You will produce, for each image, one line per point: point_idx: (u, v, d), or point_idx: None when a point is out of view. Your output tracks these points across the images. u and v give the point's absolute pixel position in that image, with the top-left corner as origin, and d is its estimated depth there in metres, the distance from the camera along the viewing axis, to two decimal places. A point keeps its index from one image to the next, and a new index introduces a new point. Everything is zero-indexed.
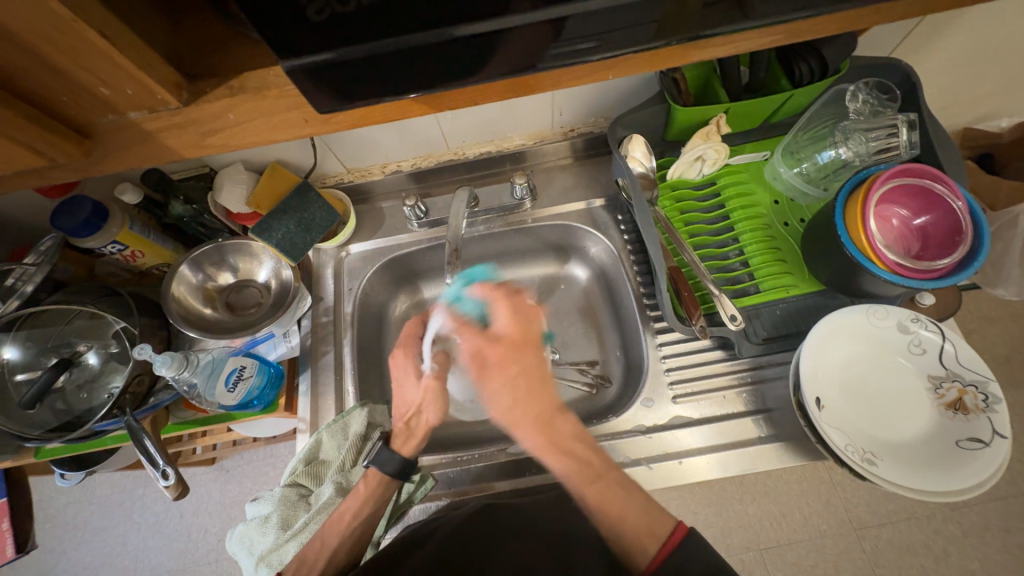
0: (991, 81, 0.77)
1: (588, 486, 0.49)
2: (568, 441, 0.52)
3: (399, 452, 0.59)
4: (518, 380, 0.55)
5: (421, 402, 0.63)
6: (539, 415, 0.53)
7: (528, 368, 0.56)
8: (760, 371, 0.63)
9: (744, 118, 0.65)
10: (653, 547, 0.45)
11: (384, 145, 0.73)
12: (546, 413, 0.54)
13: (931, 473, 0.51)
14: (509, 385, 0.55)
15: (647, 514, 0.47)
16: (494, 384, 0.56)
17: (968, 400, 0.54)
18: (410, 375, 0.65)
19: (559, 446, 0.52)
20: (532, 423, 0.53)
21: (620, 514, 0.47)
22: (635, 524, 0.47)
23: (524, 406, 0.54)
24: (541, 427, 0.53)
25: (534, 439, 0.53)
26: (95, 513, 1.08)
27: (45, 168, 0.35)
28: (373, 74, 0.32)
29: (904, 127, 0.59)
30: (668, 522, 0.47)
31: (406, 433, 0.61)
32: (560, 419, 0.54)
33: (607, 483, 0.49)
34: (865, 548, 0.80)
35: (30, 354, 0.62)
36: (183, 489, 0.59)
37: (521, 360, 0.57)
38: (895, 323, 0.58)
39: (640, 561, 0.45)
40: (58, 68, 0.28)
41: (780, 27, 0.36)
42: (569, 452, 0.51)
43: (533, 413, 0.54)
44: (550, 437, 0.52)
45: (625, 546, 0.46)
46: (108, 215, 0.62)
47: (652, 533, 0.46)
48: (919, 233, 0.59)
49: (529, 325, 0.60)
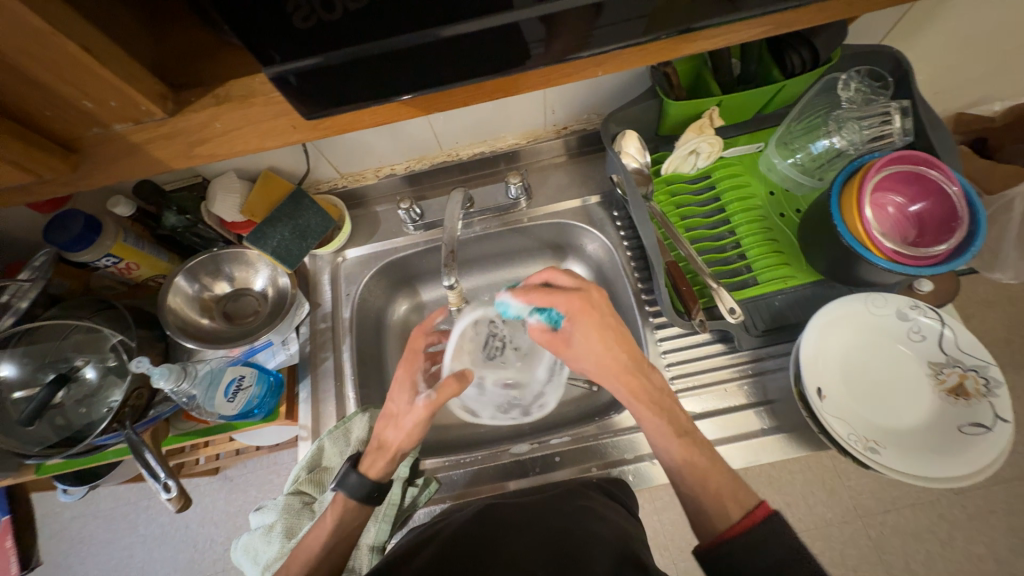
0: (983, 66, 0.77)
1: (678, 441, 0.49)
2: (659, 394, 0.53)
3: (366, 476, 0.55)
4: (607, 325, 0.54)
5: (397, 424, 0.55)
6: (633, 360, 0.54)
7: (612, 319, 0.55)
8: (761, 363, 0.63)
9: (738, 110, 0.64)
10: (738, 513, 0.44)
11: (377, 149, 0.73)
12: (638, 360, 0.54)
13: (933, 459, 0.51)
14: (598, 333, 0.54)
15: (734, 484, 0.47)
16: (581, 336, 0.54)
17: (969, 385, 0.54)
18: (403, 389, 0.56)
19: (650, 397, 0.52)
20: (624, 372, 0.53)
21: (705, 472, 0.47)
22: (718, 488, 0.46)
23: (618, 356, 0.53)
24: (633, 374, 0.53)
25: (624, 386, 0.53)
26: (100, 527, 1.08)
27: (32, 184, 0.34)
28: (362, 78, 0.32)
29: (896, 114, 0.60)
30: (752, 498, 0.45)
31: (376, 454, 0.56)
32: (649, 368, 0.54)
33: (695, 441, 0.50)
34: (871, 535, 0.80)
35: (27, 370, 0.62)
36: (185, 501, 0.59)
37: (599, 310, 0.55)
38: (894, 311, 0.58)
39: (719, 525, 0.45)
40: (40, 83, 0.28)
41: (769, 18, 0.36)
42: (657, 403, 0.52)
43: (622, 362, 0.53)
44: (641, 386, 0.53)
45: (704, 509, 0.46)
46: (101, 228, 0.62)
47: (738, 501, 0.45)
48: (914, 220, 0.59)
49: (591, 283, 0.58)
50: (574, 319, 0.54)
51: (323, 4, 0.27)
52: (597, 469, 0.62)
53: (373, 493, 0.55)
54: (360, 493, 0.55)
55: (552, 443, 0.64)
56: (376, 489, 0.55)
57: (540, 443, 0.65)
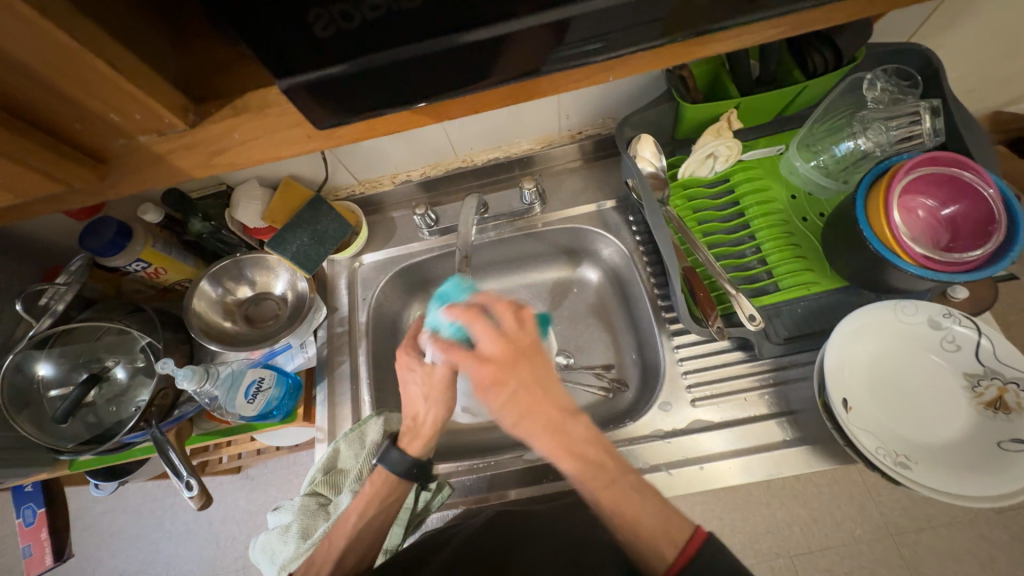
0: (1022, 62, 0.73)
1: (603, 493, 0.46)
2: (583, 444, 0.47)
3: (407, 453, 0.58)
4: (518, 394, 0.48)
5: (427, 397, 0.58)
6: (547, 421, 0.47)
7: (528, 381, 0.48)
8: (782, 371, 0.61)
9: (758, 112, 0.63)
10: (673, 551, 0.43)
11: (393, 156, 0.74)
12: (555, 416, 0.48)
13: (969, 477, 0.48)
14: (511, 400, 0.48)
15: (664, 514, 0.45)
16: (494, 405, 0.49)
17: (1009, 398, 0.51)
18: (414, 370, 0.59)
19: (572, 450, 0.47)
20: (540, 433, 0.47)
21: (636, 519, 0.45)
22: (650, 530, 0.44)
23: (534, 417, 0.47)
24: (553, 432, 0.47)
25: (546, 448, 0.47)
26: (128, 522, 1.12)
27: (63, 193, 0.36)
28: (380, 86, 0.32)
29: (926, 114, 0.57)
30: (686, 526, 0.44)
31: (412, 433, 0.59)
32: (572, 420, 0.48)
33: (622, 488, 0.46)
34: (904, 554, 0.76)
35: (63, 370, 0.65)
36: (206, 499, 0.61)
37: (517, 376, 0.48)
38: (926, 319, 0.55)
39: (658, 569, 0.43)
40: (69, 97, 0.30)
41: (786, 18, 0.35)
42: (580, 457, 0.47)
43: (539, 420, 0.47)
44: (563, 442, 0.47)
45: (641, 552, 0.44)
46: (132, 234, 0.65)
47: (671, 538, 0.44)
48: (948, 224, 0.56)
49: (519, 334, 0.50)
50: (484, 388, 0.49)
51: (342, 14, 0.27)
52: None
53: (412, 468, 0.57)
54: (400, 467, 0.57)
55: None
56: (415, 465, 0.57)
57: None
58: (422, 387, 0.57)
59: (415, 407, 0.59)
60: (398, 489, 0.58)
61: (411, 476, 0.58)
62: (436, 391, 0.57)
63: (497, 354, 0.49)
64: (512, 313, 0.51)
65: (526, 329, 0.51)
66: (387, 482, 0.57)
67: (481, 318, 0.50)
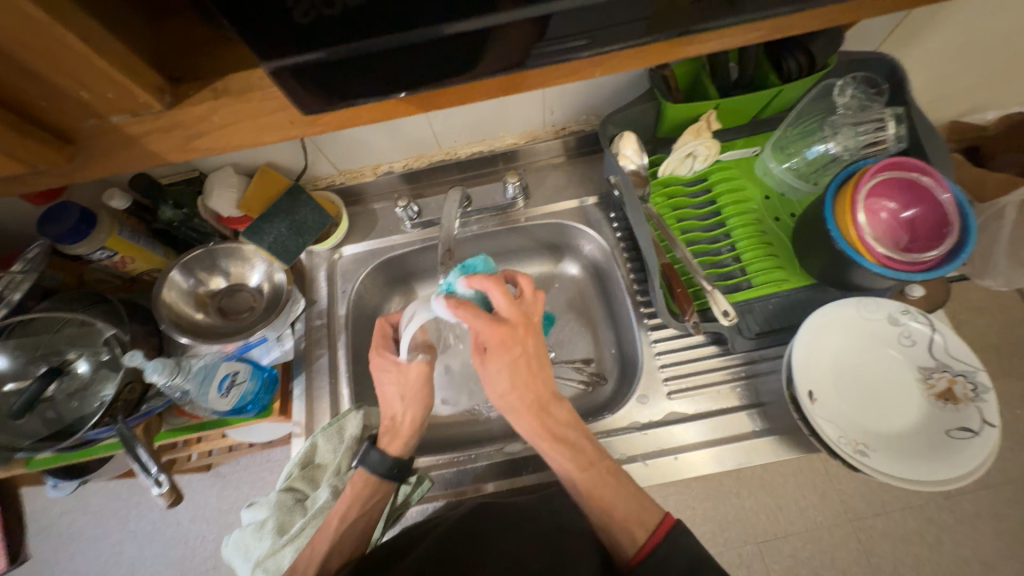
0: (978, 75, 0.78)
1: (582, 475, 0.49)
2: (564, 428, 0.51)
3: (388, 453, 0.58)
4: (521, 366, 0.49)
5: (403, 396, 0.58)
6: (535, 399, 0.50)
7: (531, 356, 0.50)
8: (753, 365, 0.64)
9: (734, 113, 0.65)
10: (642, 534, 0.47)
11: (375, 147, 0.73)
12: (544, 396, 0.51)
13: (923, 464, 0.52)
14: (509, 370, 0.49)
15: (638, 500, 0.49)
16: (492, 370, 0.50)
17: (957, 390, 0.55)
18: (389, 370, 0.59)
19: (555, 434, 0.50)
20: (526, 412, 0.50)
21: (612, 501, 0.48)
22: (624, 514, 0.48)
23: (523, 395, 0.50)
24: (538, 413, 0.50)
25: (529, 424, 0.50)
26: (89, 522, 1.07)
27: (26, 175, 0.34)
28: (359, 59, 0.31)
29: (891, 120, 0.61)
30: (655, 514, 0.48)
31: (392, 431, 0.59)
32: (556, 403, 0.52)
33: (600, 471, 0.50)
34: (860, 538, 0.81)
35: (19, 362, 0.61)
36: (176, 496, 0.59)
37: (524, 348, 0.50)
38: (886, 315, 0.59)
39: (628, 548, 0.47)
40: (35, 72, 0.28)
41: (767, 23, 0.36)
42: (562, 440, 0.50)
43: (529, 399, 0.50)
44: (544, 423, 0.50)
45: (612, 533, 0.48)
46: (96, 220, 0.62)
47: (642, 522, 0.47)
48: (907, 226, 0.59)
49: (530, 308, 0.51)
50: (490, 351, 0.49)
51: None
52: None
53: (393, 468, 0.57)
54: (381, 469, 0.57)
55: None
56: (395, 464, 0.57)
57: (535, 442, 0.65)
58: (396, 386, 0.58)
59: (392, 407, 0.60)
60: (380, 490, 0.58)
61: (392, 477, 0.58)
62: (411, 389, 0.58)
63: (511, 319, 0.49)
64: (524, 285, 0.52)
65: (529, 306, 0.51)
66: (368, 484, 0.57)
67: (502, 286, 0.49)
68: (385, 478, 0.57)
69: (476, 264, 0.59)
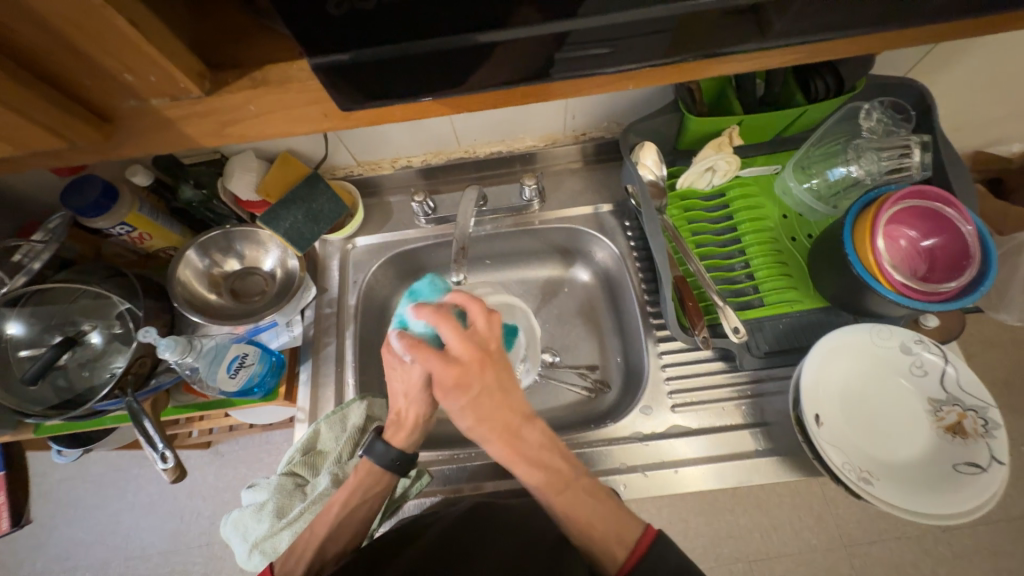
0: (1008, 105, 0.77)
1: (558, 498, 0.49)
2: (537, 449, 0.51)
3: (392, 445, 0.58)
4: (479, 399, 0.50)
5: (407, 394, 0.58)
6: (503, 426, 0.51)
7: (491, 387, 0.50)
8: (759, 384, 0.64)
9: (758, 131, 0.65)
10: (623, 553, 0.47)
11: (395, 140, 0.73)
12: (511, 422, 0.51)
13: (927, 496, 0.51)
14: (471, 404, 0.50)
15: (617, 518, 0.49)
16: (453, 406, 0.50)
17: (967, 424, 0.54)
18: (395, 368, 0.58)
19: (526, 456, 0.50)
20: (497, 438, 0.51)
21: (587, 524, 0.48)
22: (603, 533, 0.48)
23: (492, 420, 0.50)
24: (507, 438, 0.51)
25: (498, 450, 0.51)
26: (89, 491, 1.09)
27: (62, 150, 0.35)
28: (393, 77, 0.32)
29: (916, 148, 0.59)
30: (636, 526, 0.49)
31: (396, 425, 0.59)
32: (527, 426, 0.51)
33: (576, 492, 0.50)
34: (853, 564, 0.80)
35: (35, 330, 0.62)
36: (180, 472, 0.60)
37: (483, 380, 0.50)
38: (898, 343, 0.58)
39: (612, 566, 0.47)
40: (81, 51, 0.28)
41: (804, 47, 0.36)
42: (534, 461, 0.50)
43: (495, 425, 0.51)
44: (515, 445, 0.51)
45: (594, 553, 0.48)
46: (118, 195, 0.62)
47: (621, 541, 0.48)
48: (926, 255, 0.58)
49: (484, 338, 0.51)
50: (450, 389, 0.50)
51: None
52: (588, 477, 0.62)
53: (396, 460, 0.57)
54: (384, 460, 0.57)
55: None
56: (399, 455, 0.58)
57: None
58: (401, 385, 0.57)
59: (397, 402, 0.60)
60: (381, 481, 0.58)
61: (394, 469, 0.58)
62: (413, 390, 0.57)
63: (462, 357, 0.50)
64: (477, 320, 0.51)
65: (483, 337, 0.51)
66: (371, 475, 0.57)
67: (450, 319, 0.50)
68: (387, 469, 0.57)
69: (420, 289, 0.64)
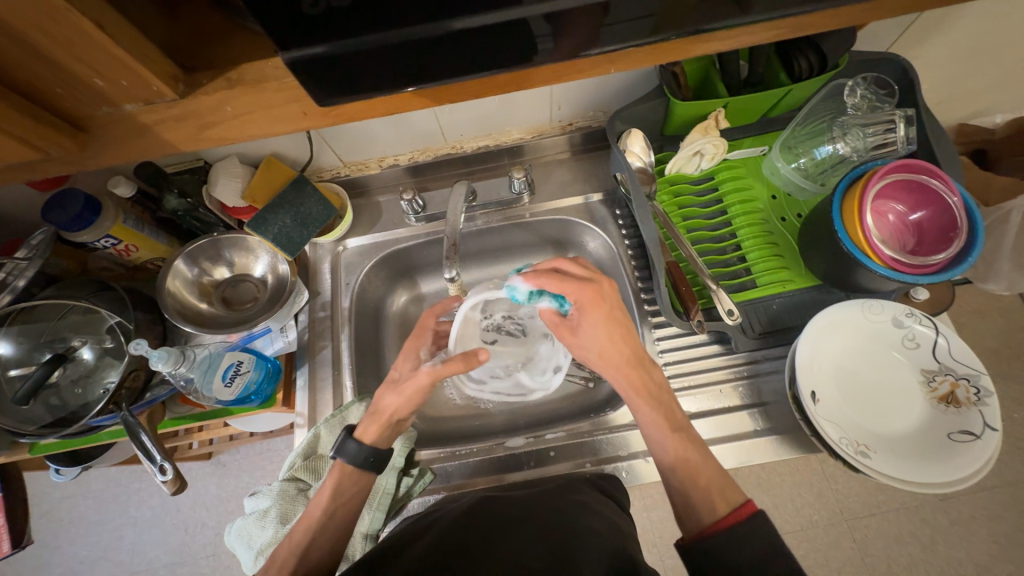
0: (989, 77, 0.77)
1: (674, 437, 0.50)
2: (658, 388, 0.53)
3: (364, 443, 0.57)
4: (613, 321, 0.54)
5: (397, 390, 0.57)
6: (632, 356, 0.54)
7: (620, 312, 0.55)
8: (756, 365, 0.64)
9: (744, 113, 0.65)
10: (725, 507, 0.45)
11: (381, 139, 0.72)
12: (638, 354, 0.54)
13: (924, 466, 0.52)
14: (604, 327, 0.54)
15: (721, 478, 0.48)
16: (588, 326, 0.54)
17: (960, 393, 0.55)
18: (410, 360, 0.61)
19: (650, 392, 0.53)
20: (626, 365, 0.53)
21: (698, 471, 0.48)
22: (708, 483, 0.47)
23: (622, 348, 0.54)
24: (635, 367, 0.53)
25: (626, 379, 0.53)
26: (90, 508, 1.08)
27: (38, 162, 0.34)
28: (370, 69, 0.32)
29: (901, 122, 0.60)
30: (738, 496, 0.46)
31: (371, 419, 0.58)
32: (648, 364, 0.55)
33: (688, 436, 0.51)
34: (855, 538, 0.82)
35: (24, 349, 0.61)
36: (180, 484, 0.59)
37: (611, 307, 0.54)
38: (890, 317, 0.59)
39: (706, 520, 0.45)
40: (51, 59, 0.28)
41: (783, 22, 0.36)
42: (658, 400, 0.52)
43: (624, 355, 0.54)
44: (642, 379, 0.53)
45: (692, 506, 0.47)
46: (101, 208, 0.61)
47: (724, 497, 0.46)
48: (914, 229, 0.59)
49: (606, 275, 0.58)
50: (587, 308, 0.54)
51: None
52: (591, 465, 0.63)
53: (369, 458, 0.56)
54: (356, 460, 0.56)
55: (547, 438, 0.65)
56: (372, 454, 0.56)
57: (535, 437, 0.65)
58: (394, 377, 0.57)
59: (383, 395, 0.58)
60: (362, 480, 0.57)
61: (368, 467, 0.56)
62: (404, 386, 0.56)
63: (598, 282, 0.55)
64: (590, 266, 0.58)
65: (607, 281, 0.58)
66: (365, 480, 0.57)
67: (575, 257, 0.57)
68: (361, 468, 0.56)
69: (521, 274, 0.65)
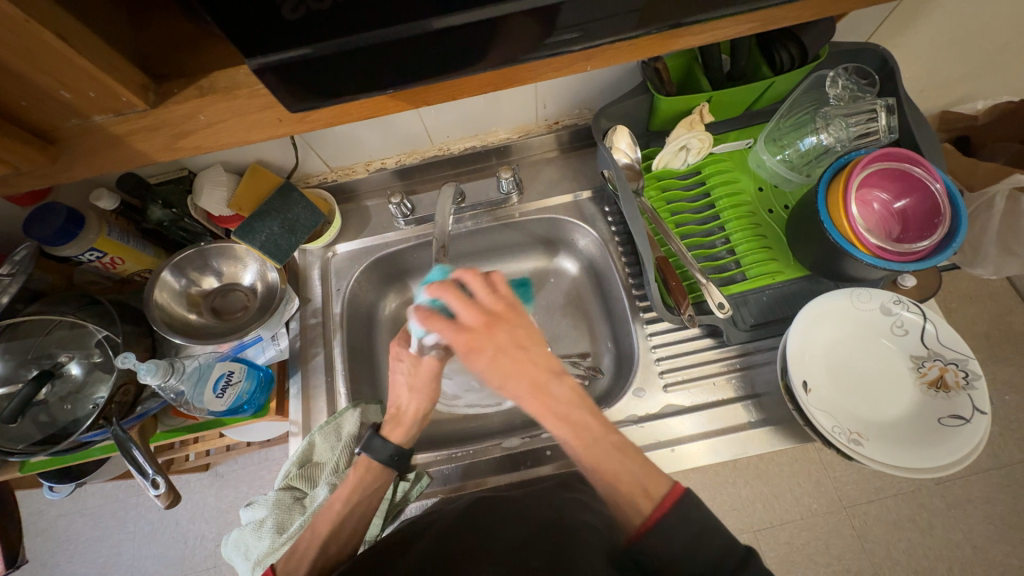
0: (971, 63, 0.78)
1: (586, 453, 0.44)
2: (567, 408, 0.44)
3: (389, 440, 0.58)
4: (495, 360, 0.43)
5: (410, 386, 0.58)
6: (530, 382, 0.43)
7: (506, 344, 0.44)
8: (749, 357, 0.64)
9: (726, 107, 0.65)
10: (648, 505, 0.43)
11: (367, 143, 0.72)
12: (539, 377, 0.44)
13: (915, 452, 0.52)
14: (489, 367, 0.44)
15: (642, 470, 0.44)
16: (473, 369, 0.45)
17: (949, 377, 0.55)
18: (401, 360, 0.59)
19: (559, 415, 0.44)
20: (523, 397, 0.44)
21: (615, 476, 0.43)
22: (629, 486, 0.43)
23: (513, 386, 0.44)
24: (536, 395, 0.44)
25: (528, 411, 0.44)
26: (87, 525, 1.07)
27: (8, 176, 0.34)
28: (350, 71, 0.32)
29: (882, 112, 0.61)
30: (664, 483, 0.44)
31: (394, 420, 0.59)
32: (555, 380, 0.44)
33: (604, 447, 0.44)
34: (854, 525, 0.82)
35: (10, 367, 0.61)
36: (174, 497, 0.58)
37: (495, 341, 0.44)
38: (878, 305, 0.59)
39: (636, 519, 0.43)
40: (13, 72, 0.27)
41: (756, 15, 0.36)
42: (563, 421, 0.44)
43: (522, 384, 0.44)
44: (546, 403, 0.44)
45: (618, 505, 0.44)
46: (84, 221, 0.61)
47: (647, 492, 0.43)
48: (899, 216, 0.60)
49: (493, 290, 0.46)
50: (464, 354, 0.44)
51: None
52: None
53: (395, 455, 0.57)
54: (385, 457, 0.57)
55: (543, 437, 0.65)
56: (398, 451, 0.57)
57: (532, 437, 0.65)
58: (406, 377, 0.58)
59: (398, 398, 0.60)
60: (382, 475, 0.58)
61: (394, 463, 0.58)
62: (420, 381, 0.57)
63: (474, 313, 0.44)
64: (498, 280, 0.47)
65: (511, 295, 0.47)
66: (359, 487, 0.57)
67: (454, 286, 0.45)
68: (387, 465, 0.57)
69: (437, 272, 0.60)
